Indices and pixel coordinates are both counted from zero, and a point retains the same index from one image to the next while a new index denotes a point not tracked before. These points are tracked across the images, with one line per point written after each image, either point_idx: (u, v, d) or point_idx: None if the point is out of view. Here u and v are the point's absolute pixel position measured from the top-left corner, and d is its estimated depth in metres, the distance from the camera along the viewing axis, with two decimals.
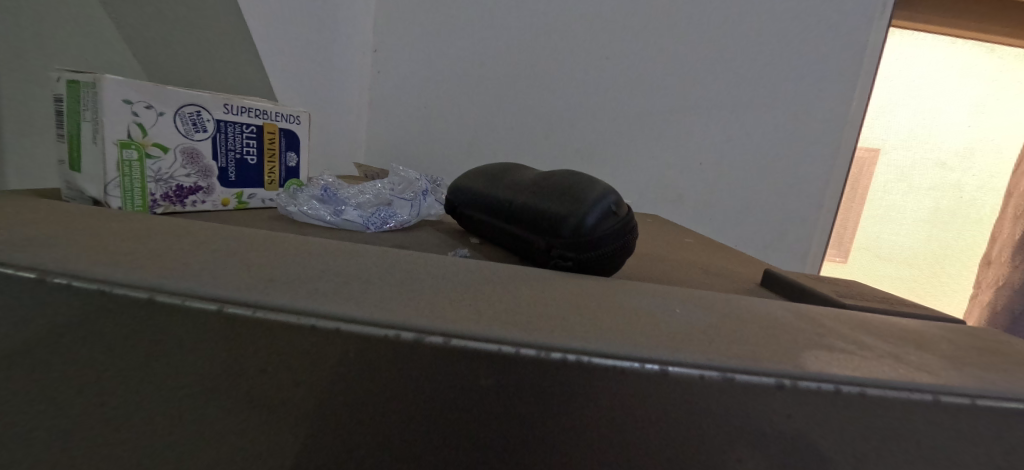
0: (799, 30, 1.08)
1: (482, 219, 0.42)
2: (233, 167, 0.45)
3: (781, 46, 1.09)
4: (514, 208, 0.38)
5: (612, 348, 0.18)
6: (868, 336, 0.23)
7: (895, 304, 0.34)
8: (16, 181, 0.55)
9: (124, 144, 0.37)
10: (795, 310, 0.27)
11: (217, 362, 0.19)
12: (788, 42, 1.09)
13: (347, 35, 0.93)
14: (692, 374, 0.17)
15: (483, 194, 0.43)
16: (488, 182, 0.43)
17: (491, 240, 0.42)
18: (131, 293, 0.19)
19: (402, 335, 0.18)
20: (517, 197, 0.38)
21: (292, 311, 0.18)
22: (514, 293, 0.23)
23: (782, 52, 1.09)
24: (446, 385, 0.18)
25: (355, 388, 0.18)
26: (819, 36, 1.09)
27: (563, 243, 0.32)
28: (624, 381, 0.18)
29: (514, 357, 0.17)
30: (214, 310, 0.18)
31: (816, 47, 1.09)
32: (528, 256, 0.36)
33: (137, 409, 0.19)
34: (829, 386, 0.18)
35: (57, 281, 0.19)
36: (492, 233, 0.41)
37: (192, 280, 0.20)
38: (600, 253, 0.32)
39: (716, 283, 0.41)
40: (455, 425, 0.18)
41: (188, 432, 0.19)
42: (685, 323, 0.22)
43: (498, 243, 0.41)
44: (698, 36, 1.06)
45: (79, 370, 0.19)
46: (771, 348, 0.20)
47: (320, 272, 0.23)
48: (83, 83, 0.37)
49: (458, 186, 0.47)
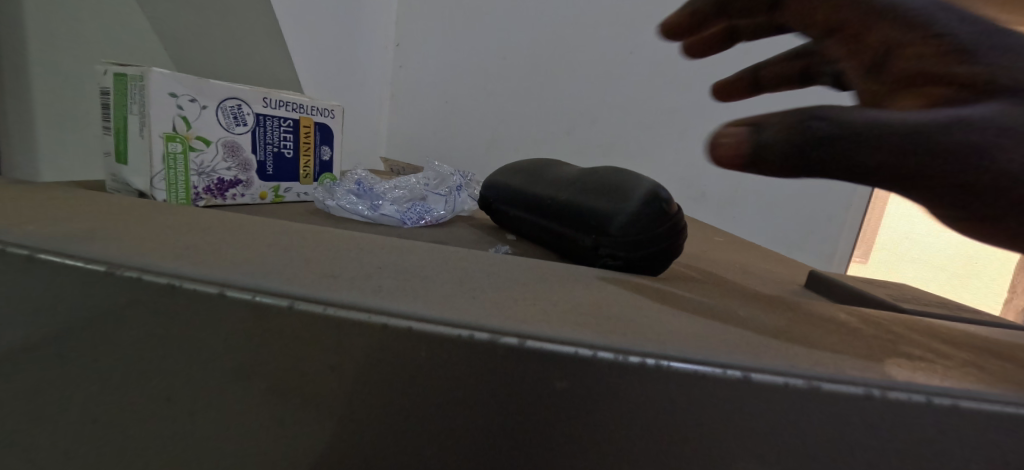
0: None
1: (522, 214, 0.42)
2: (271, 161, 0.45)
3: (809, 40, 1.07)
4: (555, 205, 0.37)
5: (691, 353, 0.17)
6: (942, 343, 0.23)
7: (954, 309, 0.33)
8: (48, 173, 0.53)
9: (169, 137, 0.37)
10: (855, 313, 0.26)
11: (285, 359, 0.18)
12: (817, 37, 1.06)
13: (370, 29, 0.95)
14: (776, 381, 0.17)
15: (521, 191, 0.42)
16: (525, 178, 0.43)
17: (531, 237, 0.41)
18: (200, 288, 0.19)
19: (476, 336, 0.17)
20: (558, 193, 0.38)
21: (363, 309, 0.18)
22: (574, 292, 0.22)
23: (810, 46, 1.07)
24: (518, 387, 0.17)
25: (424, 390, 0.18)
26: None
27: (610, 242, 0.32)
28: (705, 387, 0.17)
29: (590, 360, 0.17)
30: (284, 305, 0.18)
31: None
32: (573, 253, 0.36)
33: (207, 407, 0.19)
34: (918, 398, 0.17)
35: (126, 274, 0.19)
36: (533, 228, 0.40)
37: (257, 276, 0.20)
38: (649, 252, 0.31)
39: (760, 284, 0.40)
40: (527, 429, 0.18)
41: (255, 431, 0.19)
42: (754, 327, 0.21)
43: (537, 239, 0.40)
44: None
45: (148, 364, 0.19)
46: (850, 355, 0.19)
47: (379, 269, 0.23)
48: (129, 76, 0.37)
49: (494, 184, 0.46)
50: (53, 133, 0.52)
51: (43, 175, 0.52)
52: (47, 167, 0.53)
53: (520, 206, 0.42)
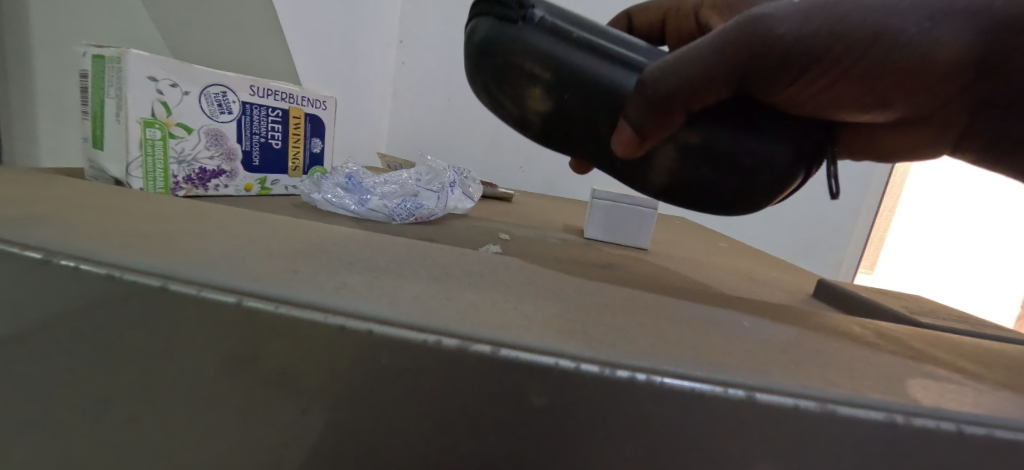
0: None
1: (541, 72, 0.29)
2: (257, 152, 0.43)
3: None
4: (630, 61, 0.30)
5: (687, 368, 0.15)
6: (967, 362, 0.21)
7: (974, 323, 0.32)
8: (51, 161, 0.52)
9: (147, 123, 0.36)
10: (870, 326, 0.24)
11: (232, 363, 0.16)
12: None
13: (373, 25, 0.93)
14: (785, 402, 0.15)
15: (546, 39, 0.29)
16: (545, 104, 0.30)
17: (535, 115, 0.31)
18: (141, 280, 0.17)
19: (444, 342, 0.15)
20: (631, 53, 0.30)
21: (320, 309, 0.16)
22: (562, 297, 0.20)
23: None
24: (492, 402, 0.15)
25: (384, 401, 0.16)
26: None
27: (757, 144, 0.29)
28: (702, 407, 0.15)
29: (571, 373, 0.15)
30: (233, 303, 0.16)
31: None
32: (666, 156, 0.31)
33: (145, 414, 0.17)
34: (949, 426, 0.15)
35: (62, 263, 0.17)
36: (558, 92, 0.30)
37: (208, 268, 0.18)
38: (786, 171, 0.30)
39: (765, 291, 0.38)
40: (500, 448, 0.16)
41: (197, 443, 0.17)
42: (763, 339, 0.19)
43: (559, 121, 0.31)
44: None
45: (81, 363, 0.17)
46: (867, 372, 0.17)
47: (349, 265, 0.21)
48: (107, 58, 0.35)
49: (478, 31, 0.31)
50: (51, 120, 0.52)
51: (42, 163, 0.51)
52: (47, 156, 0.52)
53: (539, 66, 0.29)
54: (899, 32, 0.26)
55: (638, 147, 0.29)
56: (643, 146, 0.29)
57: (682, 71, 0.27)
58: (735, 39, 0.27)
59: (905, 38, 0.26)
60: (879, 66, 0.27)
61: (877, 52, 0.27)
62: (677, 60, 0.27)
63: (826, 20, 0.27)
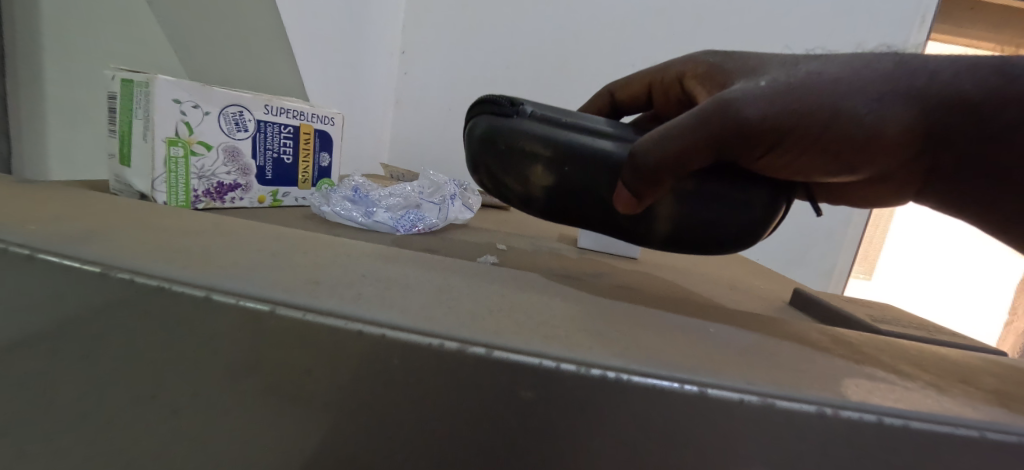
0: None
1: (543, 151, 0.34)
2: (270, 166, 0.46)
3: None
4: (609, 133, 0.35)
5: (651, 368, 0.18)
6: (907, 365, 0.24)
7: (931, 331, 0.34)
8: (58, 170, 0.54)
9: (171, 141, 0.39)
10: (828, 333, 0.27)
11: (265, 363, 0.19)
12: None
13: (377, 38, 0.97)
14: (732, 397, 0.18)
15: (540, 125, 0.34)
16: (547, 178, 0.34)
17: (540, 190, 0.35)
18: (188, 291, 0.20)
19: (446, 344, 0.18)
20: (609, 128, 0.35)
21: (341, 316, 0.19)
22: (549, 306, 0.23)
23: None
24: (486, 396, 0.18)
25: (394, 395, 0.19)
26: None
27: (737, 191, 0.33)
28: (663, 400, 0.18)
29: (553, 371, 0.18)
30: (267, 310, 0.19)
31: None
32: (665, 208, 0.34)
33: (190, 406, 0.20)
34: (871, 417, 0.18)
35: (120, 276, 0.20)
36: (558, 166, 0.34)
37: (243, 281, 0.21)
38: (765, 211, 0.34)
39: (744, 300, 0.41)
40: (494, 437, 0.18)
41: (234, 431, 0.20)
42: (724, 344, 0.22)
43: (561, 191, 0.35)
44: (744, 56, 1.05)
45: (134, 362, 0.20)
46: (810, 373, 0.20)
47: (362, 277, 0.23)
48: (136, 82, 0.38)
49: (480, 128, 0.36)
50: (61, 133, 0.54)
51: (52, 175, 0.53)
52: (56, 164, 0.54)
53: (538, 145, 0.34)
54: (854, 113, 0.30)
55: (638, 207, 0.33)
56: (642, 204, 0.33)
57: (665, 143, 0.31)
58: (707, 118, 0.30)
59: (859, 118, 0.30)
60: (839, 139, 0.31)
61: (836, 129, 0.30)
62: (658, 135, 0.31)
63: (788, 102, 0.30)
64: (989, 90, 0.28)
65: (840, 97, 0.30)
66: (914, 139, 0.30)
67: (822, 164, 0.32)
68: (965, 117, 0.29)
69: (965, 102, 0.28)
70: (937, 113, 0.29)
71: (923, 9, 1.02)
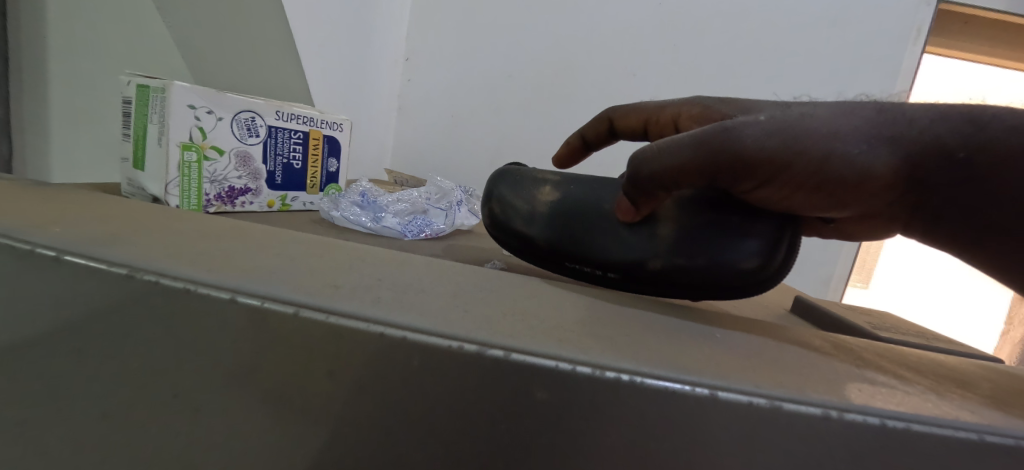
0: (856, 69, 1.07)
1: (552, 179, 0.39)
2: (280, 171, 0.46)
3: (840, 94, 1.08)
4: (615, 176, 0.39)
5: (662, 371, 0.19)
6: (906, 371, 0.24)
7: (928, 338, 0.35)
8: (59, 170, 0.56)
9: (185, 146, 0.39)
10: (829, 339, 0.28)
11: (286, 362, 0.20)
12: (845, 83, 1.07)
13: (382, 44, 0.98)
14: (740, 399, 0.18)
15: (555, 170, 0.40)
16: (555, 198, 0.37)
17: (545, 206, 0.37)
18: (213, 293, 0.20)
19: (465, 347, 0.19)
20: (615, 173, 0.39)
21: (362, 319, 0.20)
22: (560, 310, 0.24)
23: (838, 94, 1.08)
24: (503, 398, 0.19)
25: (413, 396, 0.19)
26: (874, 69, 1.07)
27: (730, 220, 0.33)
28: (675, 403, 0.18)
29: (569, 373, 0.18)
30: (291, 312, 0.20)
31: (870, 87, 1.07)
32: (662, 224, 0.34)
33: (211, 403, 0.20)
34: (874, 420, 0.19)
35: (146, 278, 0.21)
36: (565, 186, 0.37)
37: (265, 283, 0.21)
38: (765, 251, 0.33)
39: (747, 307, 0.42)
40: (510, 438, 0.19)
41: (254, 429, 0.20)
42: (729, 348, 0.22)
43: (562, 207, 0.37)
44: (743, 67, 1.07)
45: (157, 362, 0.21)
46: (813, 377, 0.21)
47: (378, 280, 0.24)
48: (152, 88, 0.39)
49: (504, 168, 0.41)
50: (64, 135, 0.55)
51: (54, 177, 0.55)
52: (57, 164, 0.56)
53: (551, 171, 0.39)
54: (845, 153, 0.30)
55: (637, 214, 0.34)
56: (639, 212, 0.34)
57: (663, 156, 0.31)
58: (708, 139, 0.30)
59: (850, 157, 0.30)
60: (831, 179, 0.31)
61: (829, 168, 0.30)
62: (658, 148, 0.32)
63: (787, 135, 0.30)
64: (972, 144, 0.29)
65: (831, 136, 0.30)
66: (898, 183, 0.31)
67: (814, 201, 0.32)
68: (940, 165, 0.30)
69: (942, 148, 0.30)
70: (917, 159, 0.30)
71: (919, 22, 1.04)
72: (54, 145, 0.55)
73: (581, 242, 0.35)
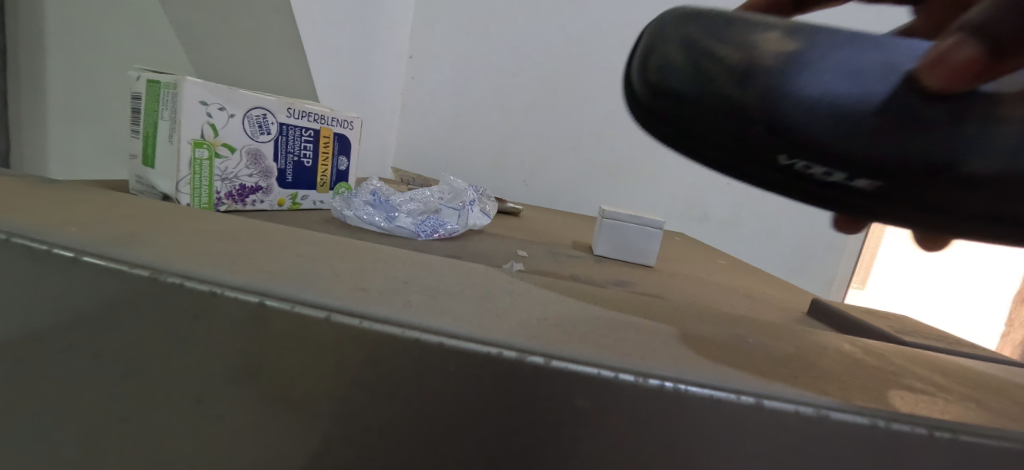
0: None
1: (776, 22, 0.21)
2: (291, 170, 0.46)
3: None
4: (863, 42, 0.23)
5: (707, 379, 0.18)
6: (940, 377, 0.24)
7: (951, 342, 0.35)
8: (57, 168, 0.55)
9: (197, 143, 0.38)
10: (859, 344, 0.27)
11: (317, 367, 0.19)
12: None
13: (386, 42, 0.97)
14: (788, 408, 0.18)
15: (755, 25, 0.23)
16: (796, 52, 0.20)
17: (774, 63, 0.20)
18: (240, 296, 0.20)
19: (504, 354, 0.18)
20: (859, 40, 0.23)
21: (396, 324, 0.19)
22: (592, 314, 0.23)
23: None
24: (542, 405, 0.18)
25: (449, 403, 0.19)
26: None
27: None
28: (721, 411, 0.18)
29: (612, 381, 0.18)
30: (322, 317, 0.19)
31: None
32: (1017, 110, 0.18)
33: (236, 410, 0.20)
34: (921, 430, 0.18)
35: (169, 280, 0.20)
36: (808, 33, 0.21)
37: (293, 286, 0.21)
38: None
39: (764, 310, 0.41)
40: (548, 446, 0.18)
41: (280, 436, 0.20)
42: (766, 355, 0.22)
43: (812, 65, 0.20)
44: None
45: (180, 367, 0.20)
46: (854, 385, 0.20)
47: (405, 284, 0.23)
48: (163, 83, 0.38)
49: (666, 16, 0.24)
50: (61, 132, 0.54)
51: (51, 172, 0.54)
52: (54, 162, 0.54)
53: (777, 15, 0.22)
54: None
55: (976, 74, 0.18)
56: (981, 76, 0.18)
57: None
58: None
59: None
60: None
61: None
62: None
63: None
64: None
65: None
66: None
67: None
68: None
69: None
70: None
71: None
72: (51, 140, 0.54)
73: (835, 119, 0.19)
